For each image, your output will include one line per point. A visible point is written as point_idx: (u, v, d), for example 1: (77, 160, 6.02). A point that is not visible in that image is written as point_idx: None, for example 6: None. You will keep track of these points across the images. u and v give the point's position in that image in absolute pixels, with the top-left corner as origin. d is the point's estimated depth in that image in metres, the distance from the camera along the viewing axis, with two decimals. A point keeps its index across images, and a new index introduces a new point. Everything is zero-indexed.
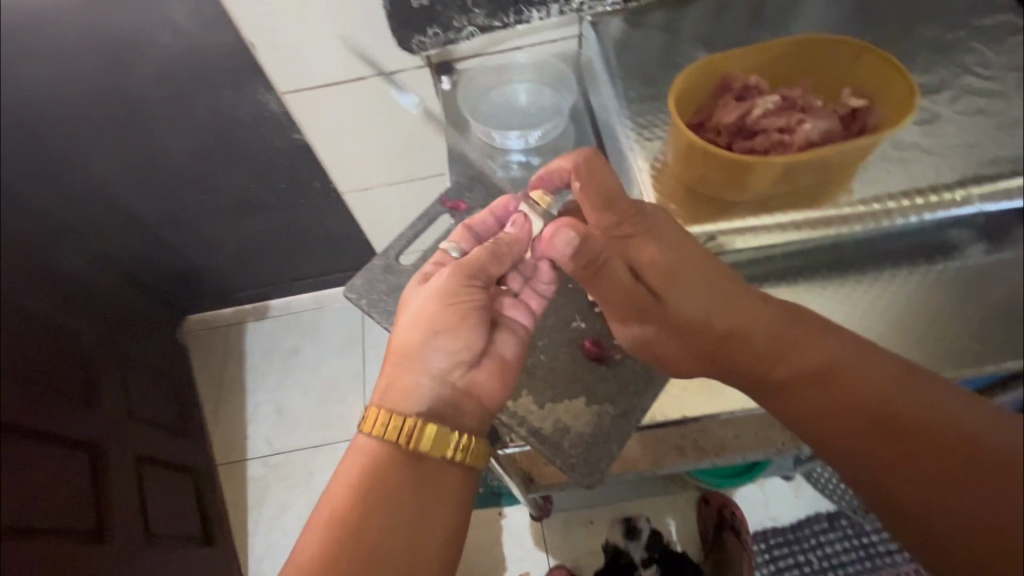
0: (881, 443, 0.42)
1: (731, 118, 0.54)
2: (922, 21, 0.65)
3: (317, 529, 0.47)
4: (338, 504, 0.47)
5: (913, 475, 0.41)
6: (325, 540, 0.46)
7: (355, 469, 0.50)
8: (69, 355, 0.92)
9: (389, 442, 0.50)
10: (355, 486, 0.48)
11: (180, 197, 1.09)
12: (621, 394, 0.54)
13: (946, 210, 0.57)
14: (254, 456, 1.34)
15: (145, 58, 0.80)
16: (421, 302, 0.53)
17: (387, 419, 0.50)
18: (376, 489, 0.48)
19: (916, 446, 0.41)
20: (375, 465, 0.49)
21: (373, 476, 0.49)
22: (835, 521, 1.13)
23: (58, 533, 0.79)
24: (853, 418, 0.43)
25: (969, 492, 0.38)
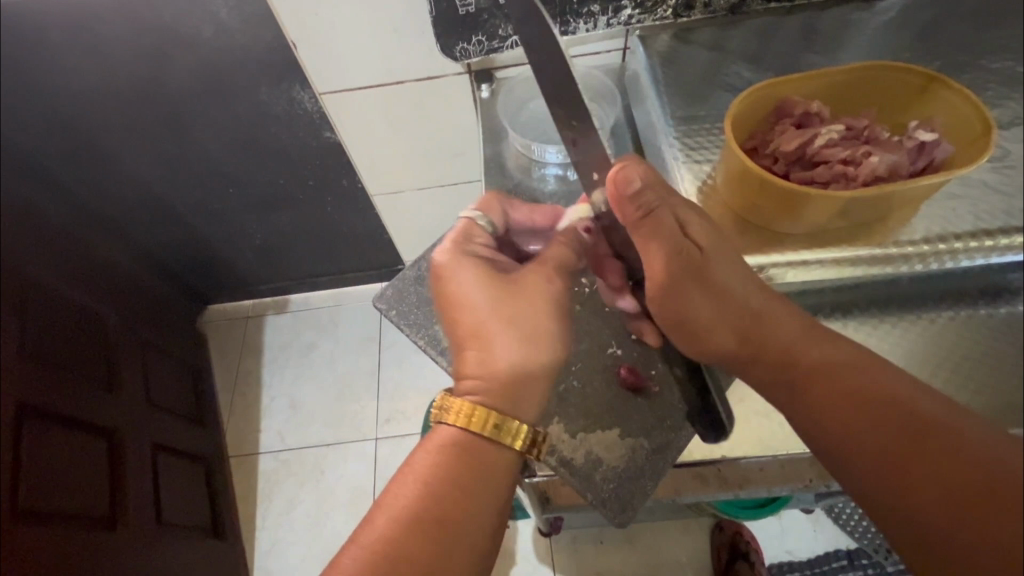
0: (900, 443, 0.40)
1: (791, 147, 0.51)
2: (979, 55, 0.64)
3: (396, 509, 0.44)
4: (421, 491, 0.45)
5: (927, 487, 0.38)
6: (405, 528, 0.43)
7: (435, 460, 0.46)
8: (88, 336, 0.92)
9: (475, 438, 0.47)
10: (438, 475, 0.45)
11: (205, 189, 1.09)
12: (657, 428, 0.52)
13: (1018, 253, 0.54)
14: (265, 451, 1.34)
15: (190, 52, 0.81)
16: (491, 297, 0.50)
17: (475, 409, 0.47)
18: (459, 482, 0.45)
19: (936, 458, 0.38)
20: (456, 457, 0.46)
21: (447, 471, 0.46)
22: (856, 560, 1.08)
23: (67, 515, 0.79)
24: (879, 419, 0.41)
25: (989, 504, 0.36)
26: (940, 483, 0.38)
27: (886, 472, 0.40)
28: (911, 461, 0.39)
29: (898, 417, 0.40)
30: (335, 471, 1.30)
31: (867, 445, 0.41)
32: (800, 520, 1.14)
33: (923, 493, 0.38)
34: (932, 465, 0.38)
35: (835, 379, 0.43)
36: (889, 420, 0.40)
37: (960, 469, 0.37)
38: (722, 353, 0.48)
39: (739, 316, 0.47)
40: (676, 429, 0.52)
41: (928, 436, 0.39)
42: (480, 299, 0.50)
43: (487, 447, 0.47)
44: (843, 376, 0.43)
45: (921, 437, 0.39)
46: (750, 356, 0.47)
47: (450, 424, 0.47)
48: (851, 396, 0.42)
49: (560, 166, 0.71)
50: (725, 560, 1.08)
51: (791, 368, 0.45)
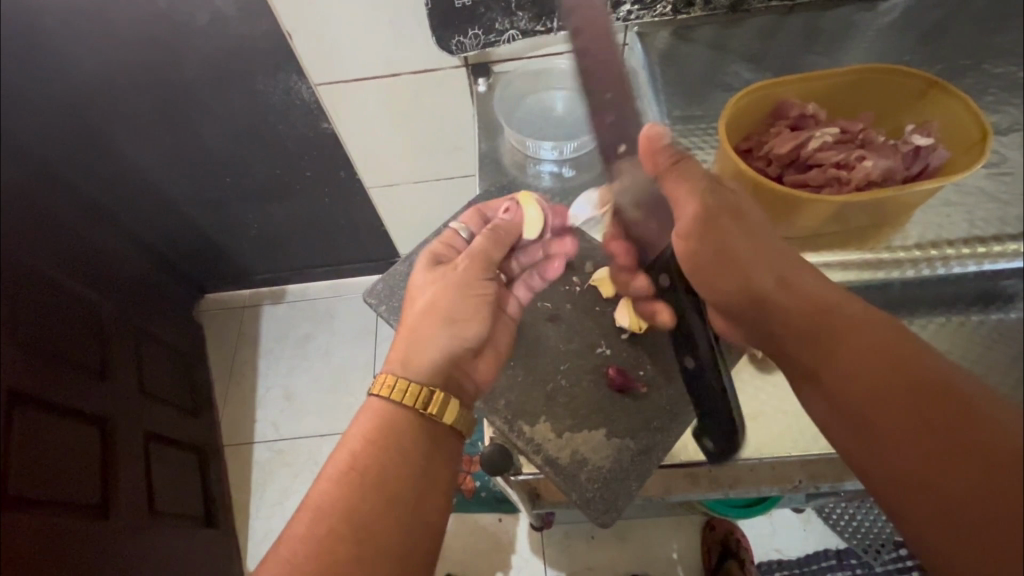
0: (926, 405, 0.36)
1: (785, 149, 0.50)
2: (979, 60, 0.63)
3: (331, 480, 0.43)
4: (350, 459, 0.43)
5: (944, 453, 0.35)
6: (337, 496, 0.42)
7: (365, 430, 0.46)
8: (80, 323, 0.92)
9: (398, 407, 0.46)
10: (367, 445, 0.44)
11: (203, 178, 1.08)
12: (643, 430, 0.51)
13: (1008, 260, 0.55)
14: (261, 440, 1.34)
15: (184, 40, 0.80)
16: (426, 286, 0.52)
17: (396, 379, 0.47)
18: (389, 447, 0.45)
19: (957, 423, 0.35)
20: (385, 426, 0.46)
21: (381, 437, 0.45)
22: (845, 560, 1.09)
23: (56, 504, 0.78)
24: (908, 384, 0.37)
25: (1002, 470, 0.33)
26: (954, 446, 0.34)
27: (888, 426, 0.37)
28: (919, 416, 0.36)
29: (920, 375, 0.37)
30: None
31: (874, 399, 0.38)
32: (791, 520, 1.14)
33: (945, 461, 0.34)
34: (949, 429, 0.35)
35: (859, 338, 0.40)
36: (905, 376, 0.37)
37: (982, 442, 0.34)
38: (734, 300, 0.46)
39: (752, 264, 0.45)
40: (663, 431, 0.52)
41: (952, 399, 0.36)
42: (418, 291, 0.52)
43: (408, 415, 0.46)
44: (866, 331, 0.40)
45: (941, 398, 0.36)
46: (763, 304, 0.44)
47: (375, 396, 0.47)
48: (882, 356, 0.38)
49: (556, 163, 0.70)
50: (715, 558, 1.09)
51: (804, 320, 0.42)
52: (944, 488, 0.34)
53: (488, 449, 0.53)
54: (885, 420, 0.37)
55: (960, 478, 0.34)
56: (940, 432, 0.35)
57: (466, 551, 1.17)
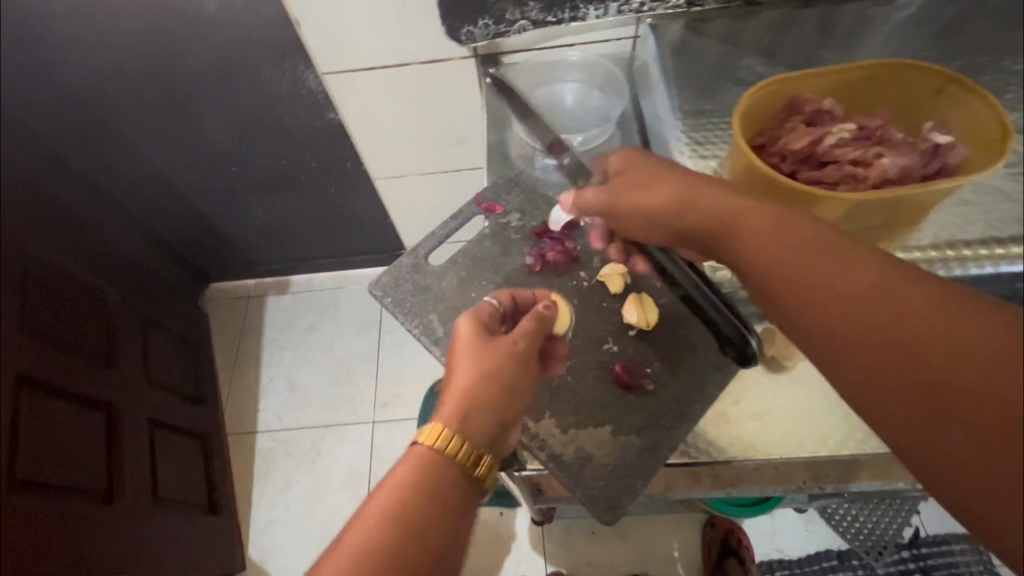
0: (862, 300, 0.35)
1: (800, 145, 0.50)
2: (999, 57, 0.62)
3: (375, 525, 0.37)
4: (396, 512, 0.38)
5: (886, 336, 0.33)
6: (377, 552, 0.36)
7: (414, 477, 0.40)
8: (85, 310, 0.92)
9: (452, 465, 0.41)
10: (417, 495, 0.39)
11: (209, 167, 1.08)
12: (649, 428, 0.51)
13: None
14: (264, 430, 1.35)
15: (192, 27, 0.80)
16: (480, 348, 0.45)
17: (454, 437, 0.41)
18: (440, 502, 0.39)
19: (895, 314, 0.33)
20: (436, 477, 0.40)
21: (431, 487, 0.40)
22: (845, 560, 1.09)
23: (61, 489, 0.79)
24: (842, 285, 0.36)
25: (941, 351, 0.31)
26: (952, 399, 0.31)
27: (876, 385, 0.34)
28: (906, 370, 0.32)
29: (905, 323, 0.33)
30: (331, 453, 1.31)
31: (820, 300, 0.36)
32: (793, 520, 1.14)
33: (889, 349, 0.33)
34: (943, 379, 0.31)
35: (800, 247, 0.39)
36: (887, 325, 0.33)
37: (921, 329, 0.32)
38: (699, 241, 0.47)
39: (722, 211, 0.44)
40: (669, 428, 0.52)
41: (943, 343, 0.31)
42: (471, 353, 0.45)
43: (456, 474, 0.41)
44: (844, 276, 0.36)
45: (932, 346, 0.32)
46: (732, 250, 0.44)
47: (428, 445, 0.41)
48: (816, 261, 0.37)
49: None
50: (715, 557, 1.09)
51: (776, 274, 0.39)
52: (893, 372, 0.33)
53: None
54: (827, 314, 0.36)
55: (904, 360, 0.32)
56: (877, 320, 0.34)
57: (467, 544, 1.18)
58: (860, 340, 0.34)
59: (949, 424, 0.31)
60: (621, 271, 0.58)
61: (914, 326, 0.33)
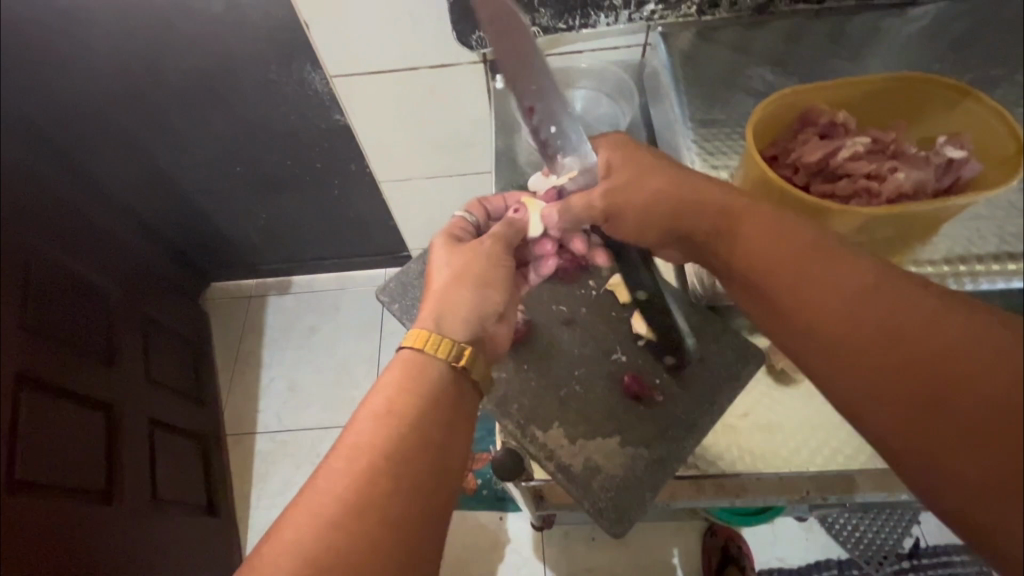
0: (863, 308, 0.35)
1: (814, 157, 0.49)
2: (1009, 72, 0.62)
3: (372, 419, 0.40)
4: (387, 407, 0.41)
5: (892, 344, 0.33)
6: (378, 437, 0.39)
7: (399, 381, 0.43)
8: (86, 309, 0.92)
9: (431, 361, 0.44)
10: (404, 392, 0.42)
11: (213, 166, 1.07)
12: (659, 440, 0.51)
13: None
14: (263, 431, 1.34)
15: (198, 25, 0.79)
16: (450, 262, 0.51)
17: (428, 334, 0.45)
18: (428, 397, 0.42)
19: (898, 322, 0.33)
20: (420, 377, 0.43)
21: (417, 384, 0.42)
22: (846, 570, 1.09)
23: (60, 489, 0.78)
24: (844, 293, 0.36)
25: (944, 359, 0.31)
26: (960, 411, 0.31)
27: (881, 396, 0.33)
28: (912, 382, 0.32)
29: (909, 336, 0.33)
30: None
31: (824, 310, 0.36)
32: (794, 528, 1.14)
33: (898, 357, 0.33)
34: (951, 392, 0.31)
35: (801, 252, 0.39)
36: (893, 336, 0.33)
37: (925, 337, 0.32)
38: (701, 240, 0.46)
39: (727, 213, 0.44)
40: (678, 440, 0.51)
41: (950, 355, 0.31)
42: (441, 265, 0.51)
43: (441, 364, 0.44)
44: (850, 284, 0.36)
45: (938, 357, 0.32)
46: (733, 255, 0.43)
47: (406, 348, 0.44)
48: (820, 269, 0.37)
49: None
50: (716, 565, 1.08)
51: (779, 280, 0.39)
52: (897, 381, 0.33)
53: (502, 454, 0.54)
54: (830, 323, 0.36)
55: (909, 366, 0.32)
56: (881, 328, 0.34)
57: (466, 548, 1.17)
58: (866, 347, 0.34)
59: (951, 432, 0.31)
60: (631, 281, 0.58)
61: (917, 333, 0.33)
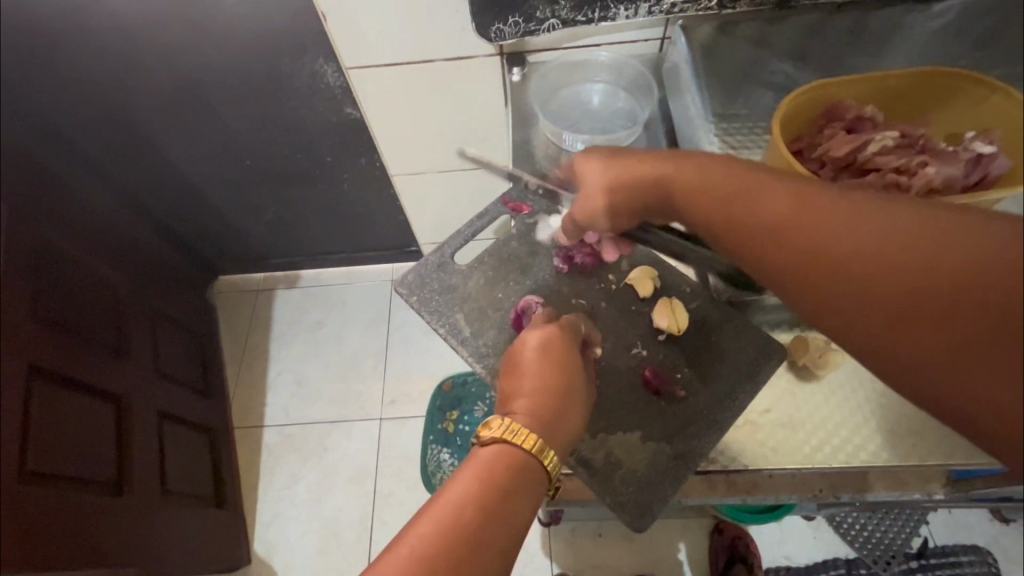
0: (847, 246, 0.33)
1: (842, 151, 0.49)
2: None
3: (470, 500, 0.38)
4: (485, 493, 0.39)
5: (891, 276, 0.31)
6: (472, 517, 0.37)
7: (495, 466, 0.41)
8: (96, 301, 0.91)
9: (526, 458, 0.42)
10: (498, 480, 0.40)
11: (224, 159, 1.07)
12: (680, 435, 0.50)
13: None
14: (271, 424, 1.34)
15: (213, 18, 0.79)
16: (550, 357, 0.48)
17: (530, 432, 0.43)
18: (519, 491, 0.40)
19: (886, 252, 0.31)
20: (515, 470, 0.41)
21: (510, 475, 0.41)
22: (854, 569, 1.08)
23: (70, 480, 0.78)
24: (825, 236, 0.34)
25: (946, 275, 0.29)
26: (915, 295, 0.30)
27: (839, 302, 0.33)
28: (904, 301, 0.30)
29: (904, 260, 0.31)
30: (337, 449, 1.31)
31: (812, 257, 0.34)
32: (801, 527, 1.13)
33: (902, 288, 0.30)
34: (905, 282, 0.30)
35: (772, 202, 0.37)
36: (829, 243, 0.33)
37: (919, 258, 0.30)
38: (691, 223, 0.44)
39: (666, 181, 0.44)
40: (699, 436, 0.51)
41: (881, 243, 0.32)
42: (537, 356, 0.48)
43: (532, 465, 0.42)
44: (774, 206, 0.37)
45: (873, 253, 0.32)
46: (684, 213, 0.43)
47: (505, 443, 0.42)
48: (797, 217, 0.35)
49: None
50: (723, 563, 1.08)
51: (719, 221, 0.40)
52: (907, 312, 0.30)
53: None
54: (819, 273, 0.34)
55: (914, 294, 0.30)
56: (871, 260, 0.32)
57: None
58: (864, 286, 0.32)
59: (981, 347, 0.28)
60: (650, 274, 0.58)
61: (907, 256, 0.31)
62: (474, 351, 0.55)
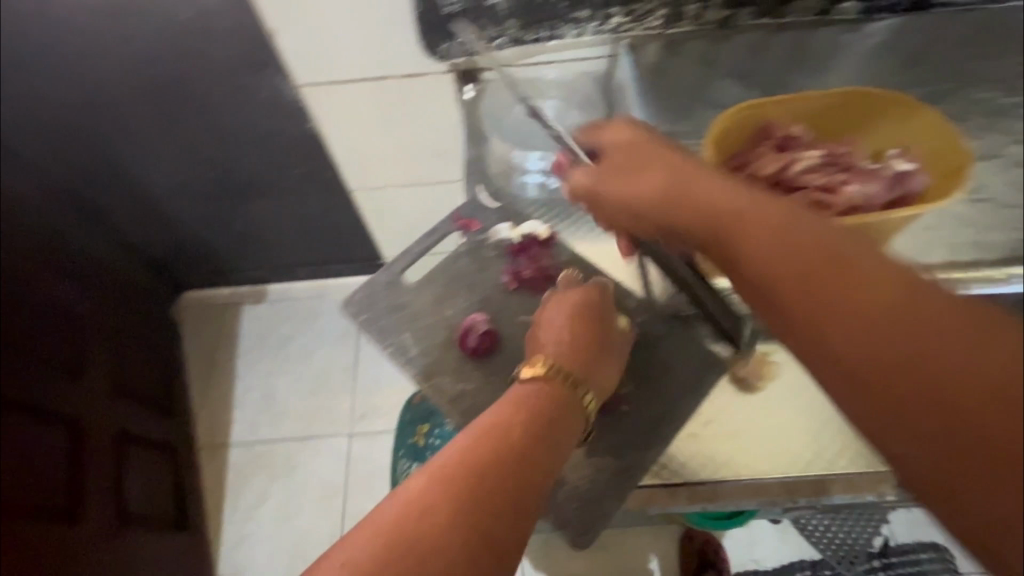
0: (894, 323, 0.33)
1: (771, 170, 0.53)
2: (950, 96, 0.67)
3: (505, 417, 0.45)
4: (518, 415, 0.45)
5: (931, 363, 0.31)
6: (508, 430, 0.44)
7: (529, 400, 0.47)
8: (55, 323, 0.89)
9: (557, 396, 0.48)
10: (531, 411, 0.46)
11: (183, 173, 1.05)
12: (623, 449, 0.53)
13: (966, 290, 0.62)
14: (238, 443, 1.31)
15: (166, 33, 0.78)
16: (585, 318, 0.54)
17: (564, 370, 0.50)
18: (551, 424, 0.46)
19: (933, 336, 0.32)
20: (548, 404, 0.47)
21: (543, 409, 0.47)
22: (820, 571, 1.11)
23: (25, 508, 0.76)
24: (869, 307, 0.33)
25: (980, 375, 0.30)
26: (949, 386, 0.31)
27: (867, 373, 0.33)
28: (938, 389, 0.31)
29: (942, 349, 0.31)
30: (306, 466, 1.29)
31: (852, 324, 0.34)
32: (769, 531, 1.15)
33: (944, 376, 0.31)
34: (938, 371, 0.31)
35: (823, 259, 0.36)
36: (874, 315, 0.33)
37: (965, 352, 0.31)
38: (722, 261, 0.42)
39: (713, 208, 0.42)
40: (641, 449, 0.53)
41: (950, 330, 0.32)
42: (570, 313, 0.54)
43: (566, 401, 0.48)
44: (826, 267, 0.35)
45: (917, 337, 0.32)
46: (718, 249, 0.41)
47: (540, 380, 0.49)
48: (848, 283, 0.34)
49: (542, 174, 0.70)
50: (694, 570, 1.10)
51: (774, 266, 0.37)
52: (934, 403, 0.31)
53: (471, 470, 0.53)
54: (858, 341, 0.33)
55: (949, 387, 0.31)
56: (914, 342, 0.32)
57: None
58: (903, 366, 0.32)
59: (991, 446, 0.30)
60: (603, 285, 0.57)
61: (950, 348, 0.31)
62: (422, 369, 0.55)
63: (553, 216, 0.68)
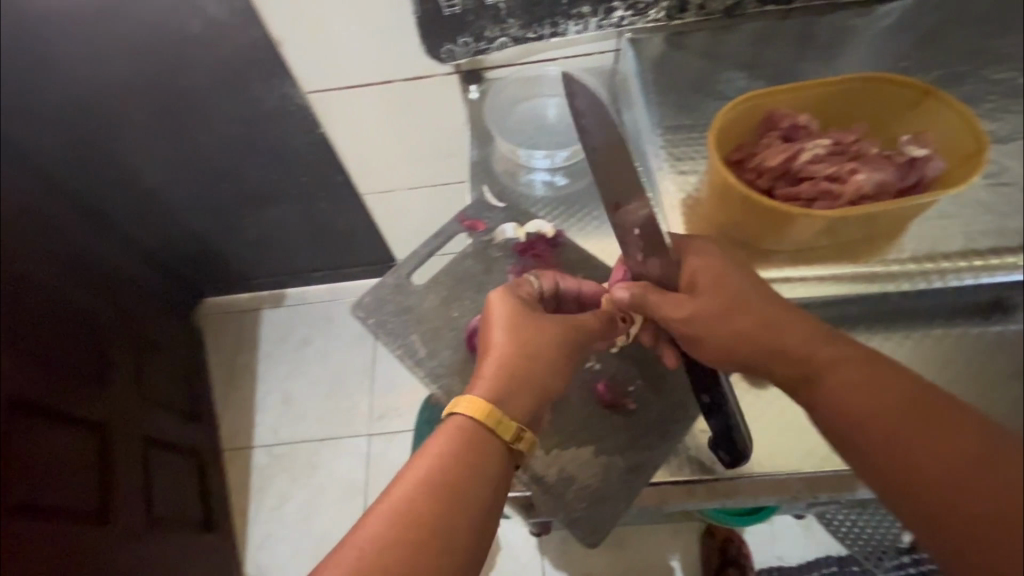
0: (906, 429, 0.39)
1: (775, 162, 0.53)
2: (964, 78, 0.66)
3: (423, 474, 0.43)
4: (437, 470, 0.43)
5: (941, 469, 0.37)
6: (429, 488, 0.42)
7: (448, 444, 0.45)
8: (79, 332, 0.92)
9: (480, 435, 0.45)
10: (449, 459, 0.44)
11: (199, 183, 1.08)
12: (632, 447, 0.54)
13: (992, 275, 0.61)
14: (260, 445, 1.34)
15: (176, 45, 0.80)
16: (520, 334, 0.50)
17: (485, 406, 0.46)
18: (472, 466, 0.44)
19: (942, 443, 0.37)
20: (468, 446, 0.45)
21: (465, 452, 0.44)
22: (847, 567, 1.08)
23: (58, 511, 0.79)
24: (887, 416, 0.40)
25: (984, 483, 0.35)
26: (958, 496, 0.36)
27: (931, 517, 0.37)
28: (947, 494, 0.36)
29: (950, 458, 0.36)
30: (327, 467, 1.31)
31: (871, 432, 0.40)
32: (793, 527, 1.13)
33: (953, 483, 0.36)
34: (948, 478, 0.36)
35: (844, 370, 0.43)
36: (887, 423, 0.39)
37: (973, 463, 0.36)
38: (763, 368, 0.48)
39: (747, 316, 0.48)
40: (650, 447, 0.54)
41: (959, 445, 0.37)
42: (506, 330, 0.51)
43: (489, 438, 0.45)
44: (847, 377, 0.42)
45: (927, 447, 0.37)
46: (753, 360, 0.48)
47: (461, 415, 0.46)
48: (865, 393, 0.41)
49: (548, 171, 0.71)
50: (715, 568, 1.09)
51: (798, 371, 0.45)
52: (950, 510, 0.36)
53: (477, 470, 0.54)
54: (874, 444, 0.40)
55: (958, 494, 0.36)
56: (926, 451, 0.37)
57: None
58: (914, 470, 0.38)
59: (1000, 553, 0.34)
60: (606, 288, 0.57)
61: (959, 456, 0.36)
62: (429, 372, 0.56)
63: (559, 214, 0.69)
